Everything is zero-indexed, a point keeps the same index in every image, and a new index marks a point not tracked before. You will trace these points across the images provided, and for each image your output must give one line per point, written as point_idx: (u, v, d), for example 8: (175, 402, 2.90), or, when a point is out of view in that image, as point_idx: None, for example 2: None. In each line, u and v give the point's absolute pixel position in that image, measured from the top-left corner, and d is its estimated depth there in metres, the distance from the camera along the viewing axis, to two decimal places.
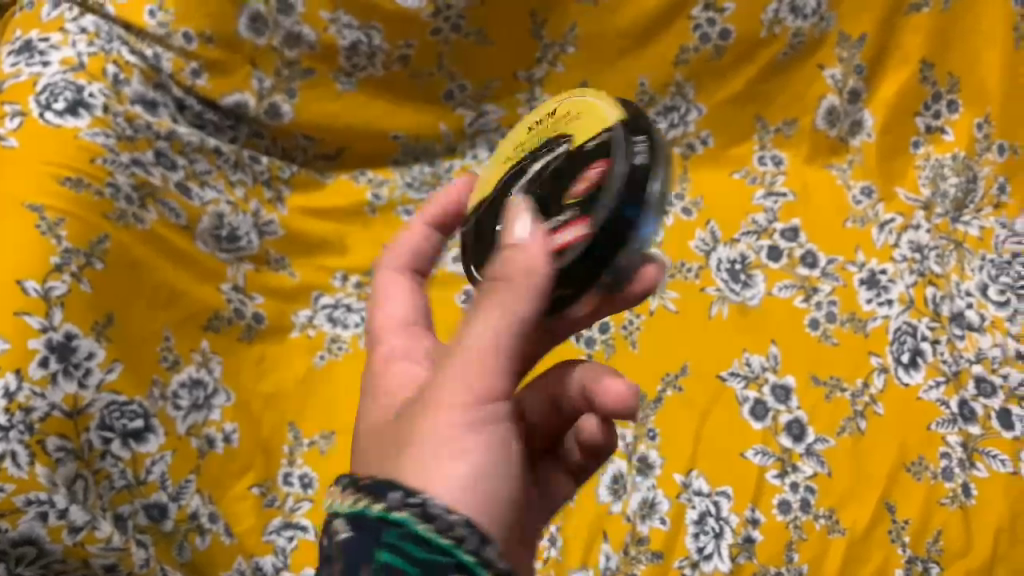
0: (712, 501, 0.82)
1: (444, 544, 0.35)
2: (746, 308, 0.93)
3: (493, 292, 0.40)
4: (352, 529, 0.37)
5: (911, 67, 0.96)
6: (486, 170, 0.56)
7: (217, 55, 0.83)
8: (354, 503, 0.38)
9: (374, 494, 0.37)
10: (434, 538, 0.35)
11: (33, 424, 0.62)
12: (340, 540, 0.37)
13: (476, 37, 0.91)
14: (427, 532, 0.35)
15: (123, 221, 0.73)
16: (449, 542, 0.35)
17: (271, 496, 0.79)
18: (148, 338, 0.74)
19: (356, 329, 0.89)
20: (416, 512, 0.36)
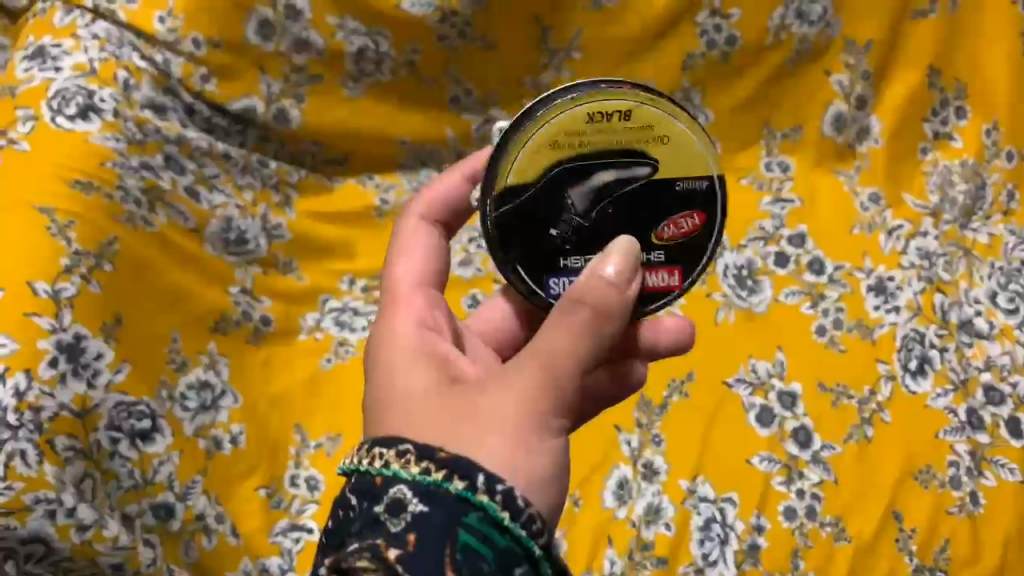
0: (717, 508, 0.82)
1: (521, 535, 0.40)
2: (752, 314, 0.93)
3: (579, 309, 0.45)
4: (423, 501, 0.40)
5: (919, 72, 0.96)
6: (540, 145, 0.52)
7: (226, 60, 0.84)
8: (428, 476, 0.41)
9: (456, 473, 0.41)
10: (513, 529, 0.40)
11: (43, 423, 0.62)
12: (413, 510, 0.40)
13: (482, 43, 0.92)
14: (507, 521, 0.40)
15: (132, 223, 0.74)
16: (525, 535, 0.40)
17: (277, 497, 0.80)
18: (157, 339, 0.75)
19: (363, 332, 0.90)
20: (498, 499, 0.40)
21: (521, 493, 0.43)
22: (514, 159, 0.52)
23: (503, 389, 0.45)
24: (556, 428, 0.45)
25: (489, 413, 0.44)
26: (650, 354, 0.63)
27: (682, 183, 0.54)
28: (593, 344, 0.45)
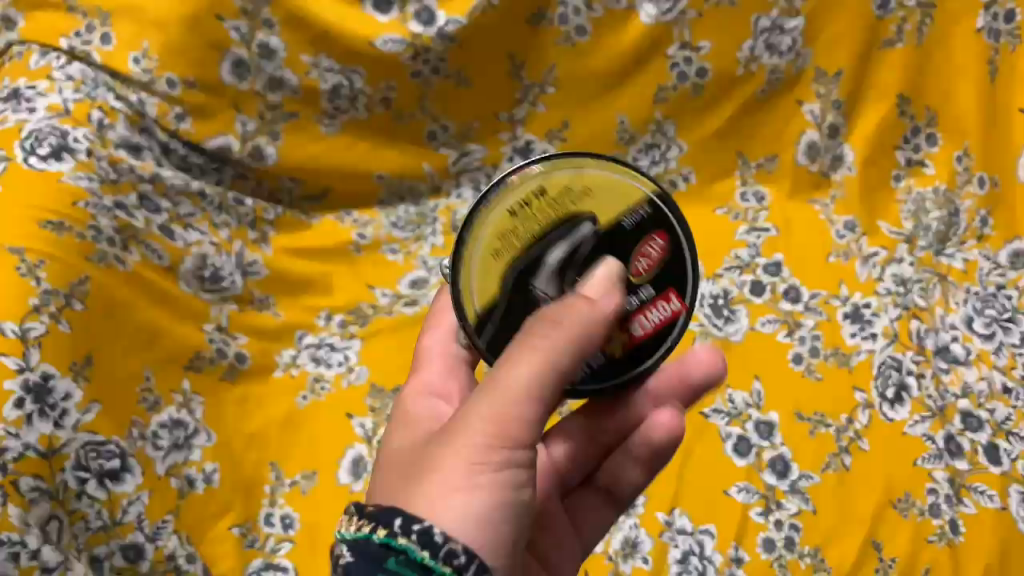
0: (695, 540, 0.81)
1: (444, 571, 0.41)
2: (729, 343, 0.93)
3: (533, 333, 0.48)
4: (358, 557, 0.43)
5: (889, 102, 0.97)
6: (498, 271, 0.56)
7: (200, 99, 0.84)
8: (357, 530, 0.44)
9: (379, 522, 0.43)
10: (435, 566, 0.41)
11: (6, 463, 0.61)
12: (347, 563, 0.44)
13: (456, 79, 0.93)
14: (427, 559, 0.41)
15: (104, 262, 0.74)
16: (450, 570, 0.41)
17: (251, 536, 0.78)
18: (127, 380, 0.74)
19: (339, 368, 0.90)
20: (415, 539, 0.42)
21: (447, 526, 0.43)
22: (469, 284, 0.55)
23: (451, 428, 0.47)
24: (505, 461, 0.45)
25: (435, 454, 0.46)
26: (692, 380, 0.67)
27: (628, 218, 0.58)
28: (549, 366, 0.47)
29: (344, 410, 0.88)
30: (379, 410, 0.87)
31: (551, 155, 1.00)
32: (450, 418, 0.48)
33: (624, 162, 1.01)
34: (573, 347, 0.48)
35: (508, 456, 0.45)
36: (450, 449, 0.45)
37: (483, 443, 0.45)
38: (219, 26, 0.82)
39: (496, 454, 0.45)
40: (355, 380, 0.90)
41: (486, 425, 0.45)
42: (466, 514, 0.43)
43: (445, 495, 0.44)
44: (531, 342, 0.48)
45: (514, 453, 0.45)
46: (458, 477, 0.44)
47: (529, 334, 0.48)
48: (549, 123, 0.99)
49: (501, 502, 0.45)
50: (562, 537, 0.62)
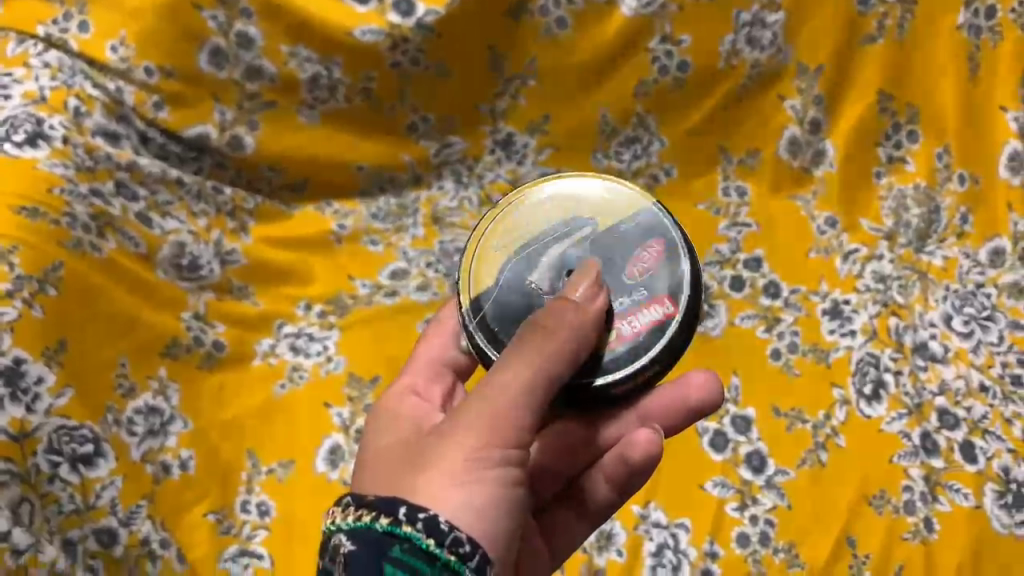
0: (670, 533, 0.81)
1: (448, 558, 0.44)
2: (707, 337, 0.93)
3: (528, 337, 0.51)
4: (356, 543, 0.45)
5: (868, 101, 0.97)
6: (492, 261, 0.62)
7: (178, 88, 0.85)
8: (359, 519, 0.46)
9: (382, 512, 0.45)
10: (439, 553, 0.44)
11: None
12: (345, 551, 0.45)
13: (434, 71, 0.94)
14: (431, 546, 0.44)
15: (79, 249, 0.74)
16: (453, 559, 0.44)
17: (227, 523, 0.78)
18: (104, 365, 0.74)
19: (317, 358, 0.90)
20: (420, 527, 0.44)
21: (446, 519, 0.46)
22: (469, 272, 0.62)
23: (448, 429, 0.50)
24: (500, 460, 0.49)
25: (434, 451, 0.49)
26: (688, 404, 0.64)
27: (627, 225, 0.62)
28: (543, 374, 0.50)
29: (321, 400, 0.88)
30: (356, 399, 0.88)
31: (532, 148, 1.01)
32: (446, 418, 0.51)
33: (606, 156, 1.01)
34: (564, 355, 0.51)
35: (503, 456, 0.49)
36: (449, 447, 0.49)
37: (480, 442, 0.48)
38: (198, 15, 0.84)
39: (492, 453, 0.48)
40: (333, 369, 0.90)
41: (483, 424, 0.49)
42: (466, 507, 0.47)
43: (445, 489, 0.47)
44: (527, 348, 0.51)
45: (508, 453, 0.49)
46: (457, 471, 0.48)
47: (524, 339, 0.51)
48: (530, 116, 0.99)
49: (497, 498, 0.49)
50: (536, 551, 0.62)
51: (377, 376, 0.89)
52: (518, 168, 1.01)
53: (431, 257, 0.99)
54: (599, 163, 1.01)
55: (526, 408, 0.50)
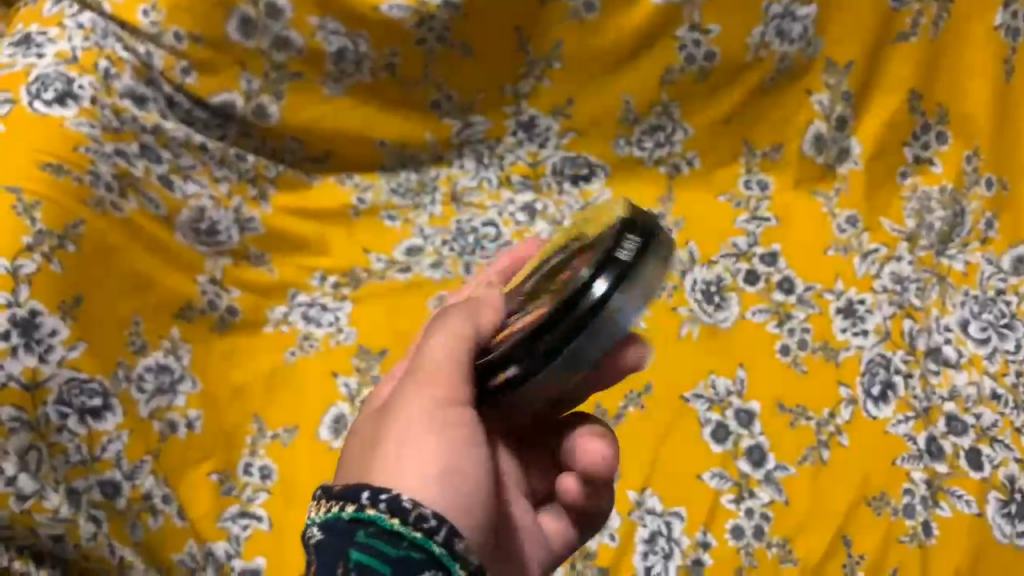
0: (664, 521, 0.81)
1: (414, 535, 0.41)
2: (717, 329, 0.92)
3: (448, 318, 0.54)
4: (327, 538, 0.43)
5: (899, 96, 0.95)
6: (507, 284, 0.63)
7: (206, 55, 0.86)
8: (329, 510, 0.44)
9: (347, 500, 0.43)
10: (404, 531, 0.41)
11: None
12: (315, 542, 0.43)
13: (460, 49, 0.94)
14: (395, 525, 0.42)
15: (101, 208, 0.76)
16: (420, 535, 0.41)
17: (229, 484, 0.80)
18: (117, 323, 0.76)
19: (329, 328, 0.92)
20: (384, 508, 0.42)
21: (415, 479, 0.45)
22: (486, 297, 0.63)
23: (400, 404, 0.50)
24: (456, 418, 0.49)
25: (387, 426, 0.49)
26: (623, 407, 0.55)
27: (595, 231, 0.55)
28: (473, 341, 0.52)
29: (330, 368, 0.89)
30: (364, 370, 0.89)
31: (555, 131, 1.02)
32: (395, 397, 0.51)
33: (628, 143, 1.03)
34: (483, 327, 0.53)
35: (459, 414, 0.49)
36: (402, 417, 0.49)
37: (432, 405, 0.49)
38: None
39: (444, 414, 0.49)
40: (343, 340, 0.91)
41: (430, 390, 0.50)
42: (429, 468, 0.46)
43: (406, 451, 0.47)
44: (447, 323, 0.53)
45: (462, 413, 0.50)
46: (418, 432, 0.48)
47: (446, 318, 0.54)
48: (554, 99, 1.00)
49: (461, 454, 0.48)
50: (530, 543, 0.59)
51: (386, 350, 0.90)
52: (539, 150, 1.03)
53: (447, 235, 1.00)
54: (620, 150, 1.03)
55: (462, 369, 0.51)
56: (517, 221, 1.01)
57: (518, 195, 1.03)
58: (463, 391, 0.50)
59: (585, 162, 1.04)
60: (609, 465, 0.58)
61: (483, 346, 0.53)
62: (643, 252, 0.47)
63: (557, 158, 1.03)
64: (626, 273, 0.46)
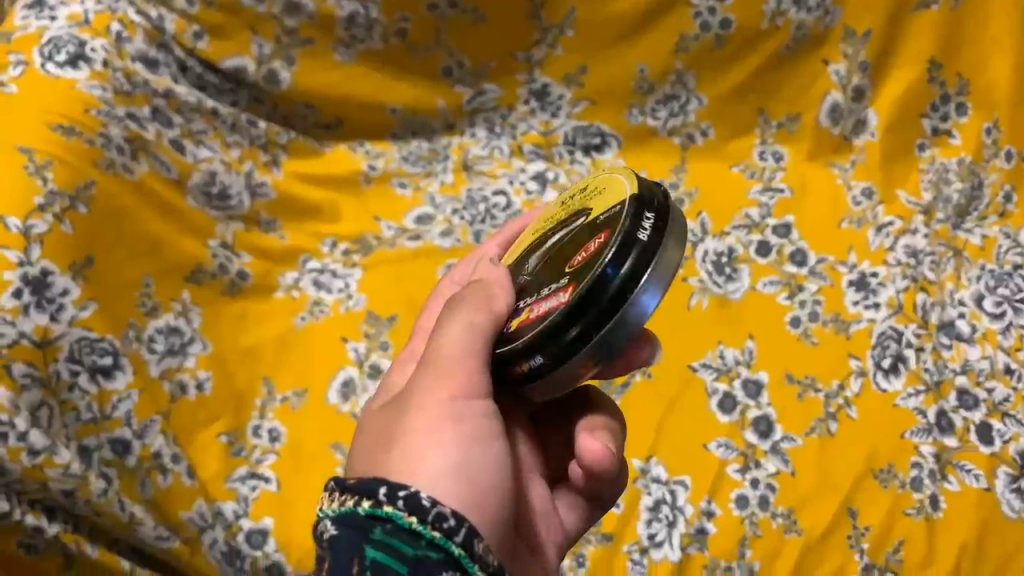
0: (669, 489, 0.81)
1: (433, 535, 0.40)
2: (727, 301, 0.92)
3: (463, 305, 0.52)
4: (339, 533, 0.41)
5: (918, 68, 0.94)
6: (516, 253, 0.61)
7: (219, 19, 0.87)
8: (342, 505, 0.42)
9: (363, 495, 0.41)
10: (422, 531, 0.40)
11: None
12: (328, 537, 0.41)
13: (472, 15, 0.94)
14: (413, 525, 0.40)
15: (112, 170, 0.76)
16: (438, 535, 0.40)
17: (238, 446, 0.81)
18: (127, 285, 0.77)
19: (339, 294, 0.92)
20: (402, 506, 0.40)
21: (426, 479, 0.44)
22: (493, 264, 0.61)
23: (413, 396, 0.49)
24: (472, 412, 0.48)
25: (402, 419, 0.48)
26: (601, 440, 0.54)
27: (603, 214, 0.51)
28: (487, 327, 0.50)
29: (339, 333, 0.90)
30: (373, 336, 0.89)
31: (567, 100, 1.01)
32: (409, 387, 0.50)
33: (642, 113, 1.01)
34: (499, 313, 0.52)
35: (475, 407, 0.48)
36: (416, 412, 0.48)
37: (446, 399, 0.48)
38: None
39: (459, 408, 0.48)
40: (353, 306, 0.92)
41: (444, 383, 0.48)
42: (445, 468, 0.45)
43: (420, 449, 0.46)
44: (460, 312, 0.51)
45: (476, 405, 0.48)
46: (433, 428, 0.47)
47: (460, 305, 0.52)
48: (567, 67, 0.98)
49: (479, 447, 0.47)
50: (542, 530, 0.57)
51: (395, 316, 0.91)
52: (551, 120, 1.02)
53: (457, 204, 1.00)
54: (634, 119, 1.02)
55: (477, 360, 0.49)
56: (528, 190, 1.00)
57: (530, 165, 1.02)
58: (479, 382, 0.49)
59: (598, 131, 1.02)
60: (612, 459, 0.53)
61: (500, 333, 0.51)
62: (662, 232, 0.47)
63: (569, 127, 1.02)
64: (649, 254, 0.46)
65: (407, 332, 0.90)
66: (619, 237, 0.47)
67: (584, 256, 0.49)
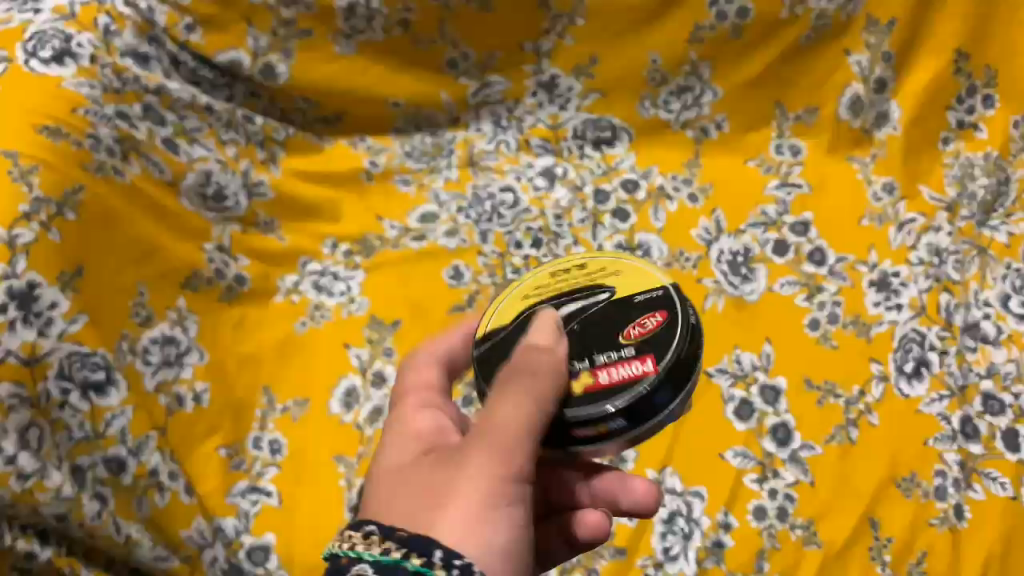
0: (685, 501, 0.78)
1: None
2: (743, 302, 0.88)
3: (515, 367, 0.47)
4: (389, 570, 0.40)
5: (944, 58, 0.91)
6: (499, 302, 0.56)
7: (210, 10, 0.82)
8: (386, 554, 0.40)
9: (414, 550, 0.40)
10: None
11: None
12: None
13: (478, 4, 0.89)
14: None
15: (102, 172, 0.72)
16: None
17: (238, 459, 0.78)
18: (120, 293, 0.73)
19: (341, 298, 0.89)
20: (455, 574, 0.39)
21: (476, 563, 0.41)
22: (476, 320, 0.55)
23: (461, 462, 0.45)
24: (520, 493, 0.45)
25: (450, 483, 0.44)
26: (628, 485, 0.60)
27: (638, 295, 0.53)
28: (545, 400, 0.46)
29: (342, 339, 0.87)
30: (377, 342, 0.86)
31: (577, 92, 0.98)
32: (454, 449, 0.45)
33: (654, 105, 0.99)
34: (557, 390, 0.47)
35: (523, 492, 0.45)
36: (466, 481, 0.44)
37: (500, 477, 0.44)
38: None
39: (511, 489, 0.44)
40: (356, 311, 0.88)
41: (498, 458, 0.44)
42: (493, 555, 0.42)
43: (470, 527, 0.42)
44: (516, 379, 0.46)
45: (524, 489, 0.45)
46: (485, 506, 0.43)
47: (517, 366, 0.47)
48: (578, 57, 0.95)
49: (519, 535, 0.44)
50: None
51: (399, 321, 0.88)
52: (559, 113, 0.99)
53: (463, 202, 0.96)
54: (645, 112, 0.99)
55: (531, 439, 0.45)
56: (535, 187, 0.97)
57: (538, 160, 0.99)
58: (531, 468, 0.45)
59: (608, 125, 0.99)
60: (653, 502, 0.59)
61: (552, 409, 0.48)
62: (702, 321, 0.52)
63: (578, 120, 0.99)
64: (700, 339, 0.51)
65: (411, 338, 0.87)
66: (677, 321, 0.51)
67: (641, 331, 0.50)
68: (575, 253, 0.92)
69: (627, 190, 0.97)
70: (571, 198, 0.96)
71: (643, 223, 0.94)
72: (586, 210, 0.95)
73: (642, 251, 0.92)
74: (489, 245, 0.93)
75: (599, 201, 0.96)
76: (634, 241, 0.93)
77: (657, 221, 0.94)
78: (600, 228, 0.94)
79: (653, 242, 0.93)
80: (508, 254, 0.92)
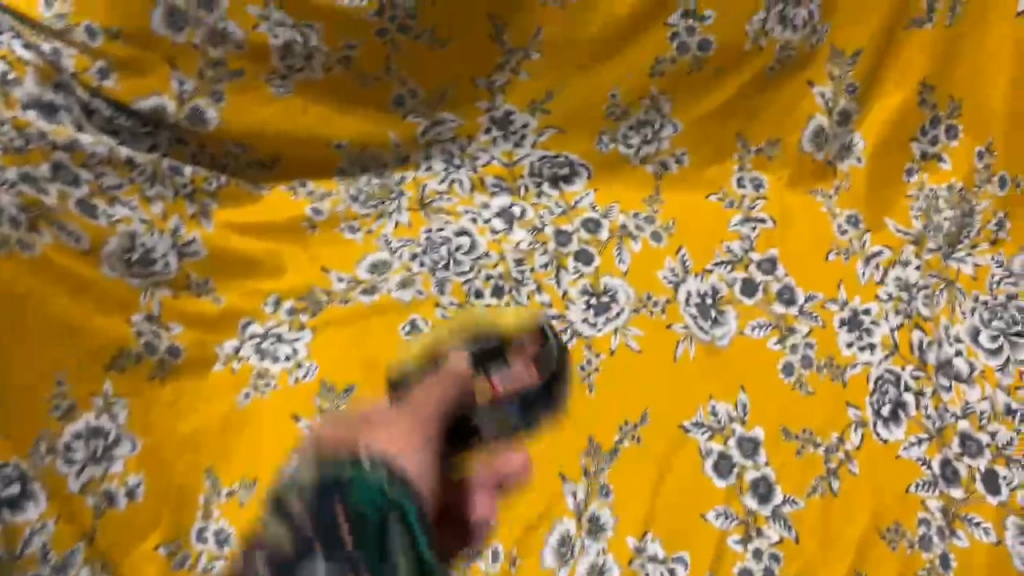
0: (668, 568, 0.72)
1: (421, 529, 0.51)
2: (715, 348, 0.85)
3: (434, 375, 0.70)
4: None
5: (908, 89, 0.89)
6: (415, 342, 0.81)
7: (128, 52, 0.76)
8: (328, 512, 0.49)
9: (348, 468, 0.51)
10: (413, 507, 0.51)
11: None
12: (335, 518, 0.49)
13: (427, 39, 0.86)
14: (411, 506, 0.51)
15: (4, 250, 0.64)
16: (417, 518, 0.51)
17: (181, 556, 0.67)
18: (33, 388, 0.64)
19: (286, 364, 0.81)
20: (399, 490, 0.51)
21: (405, 476, 0.53)
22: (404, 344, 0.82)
23: (388, 417, 0.61)
24: (434, 451, 0.59)
25: (379, 418, 0.61)
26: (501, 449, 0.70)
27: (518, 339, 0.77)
28: (457, 392, 0.68)
29: (288, 411, 0.77)
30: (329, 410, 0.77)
31: (532, 129, 0.93)
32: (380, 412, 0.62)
33: (613, 140, 0.94)
34: (467, 383, 0.69)
35: (437, 449, 0.60)
36: (394, 425, 0.59)
37: (411, 430, 0.59)
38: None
39: (423, 433, 0.60)
40: (303, 377, 0.80)
41: (413, 417, 0.62)
42: (417, 465, 0.55)
43: (393, 449, 0.55)
44: (435, 379, 0.69)
45: (436, 441, 0.61)
46: (409, 437, 0.58)
47: (440, 375, 0.69)
48: (532, 93, 0.91)
49: (432, 464, 0.57)
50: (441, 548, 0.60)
51: (352, 386, 0.80)
52: (514, 150, 0.94)
53: (416, 248, 0.90)
54: (604, 147, 0.95)
55: (444, 411, 0.66)
56: (493, 230, 0.92)
57: (493, 200, 0.93)
58: (435, 426, 0.63)
59: (566, 161, 0.95)
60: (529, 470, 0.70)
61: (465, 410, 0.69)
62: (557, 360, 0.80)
63: (534, 157, 0.94)
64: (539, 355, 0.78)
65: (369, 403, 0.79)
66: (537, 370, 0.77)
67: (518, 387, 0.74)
68: (539, 300, 0.87)
69: (589, 230, 0.92)
70: (531, 241, 0.91)
71: (607, 266, 0.90)
72: (547, 254, 0.90)
73: (608, 297, 0.88)
74: (447, 295, 0.86)
75: (560, 243, 0.91)
76: (599, 285, 0.88)
77: (621, 263, 0.90)
78: (563, 273, 0.89)
79: (619, 287, 0.88)
80: (469, 305, 0.86)
